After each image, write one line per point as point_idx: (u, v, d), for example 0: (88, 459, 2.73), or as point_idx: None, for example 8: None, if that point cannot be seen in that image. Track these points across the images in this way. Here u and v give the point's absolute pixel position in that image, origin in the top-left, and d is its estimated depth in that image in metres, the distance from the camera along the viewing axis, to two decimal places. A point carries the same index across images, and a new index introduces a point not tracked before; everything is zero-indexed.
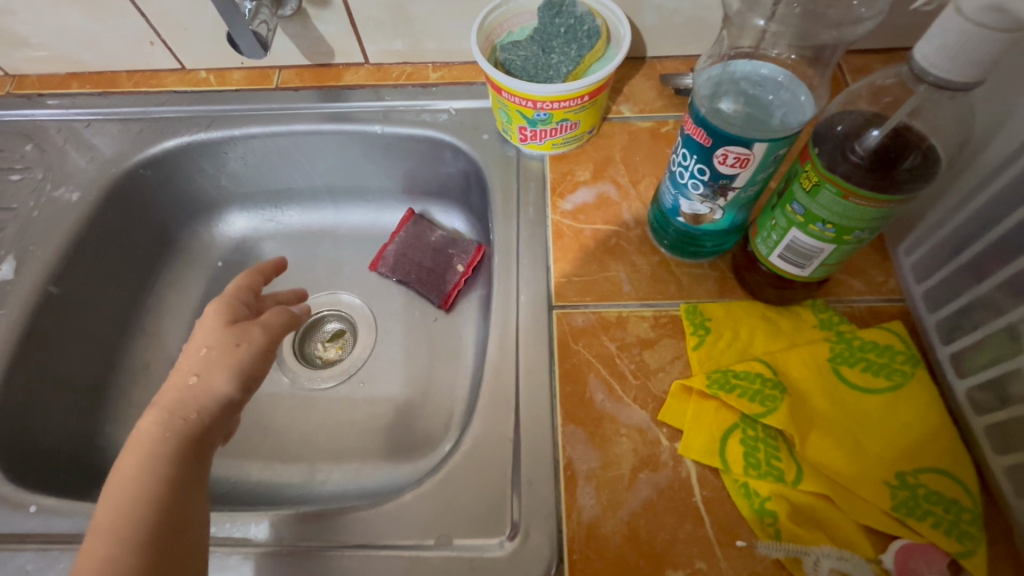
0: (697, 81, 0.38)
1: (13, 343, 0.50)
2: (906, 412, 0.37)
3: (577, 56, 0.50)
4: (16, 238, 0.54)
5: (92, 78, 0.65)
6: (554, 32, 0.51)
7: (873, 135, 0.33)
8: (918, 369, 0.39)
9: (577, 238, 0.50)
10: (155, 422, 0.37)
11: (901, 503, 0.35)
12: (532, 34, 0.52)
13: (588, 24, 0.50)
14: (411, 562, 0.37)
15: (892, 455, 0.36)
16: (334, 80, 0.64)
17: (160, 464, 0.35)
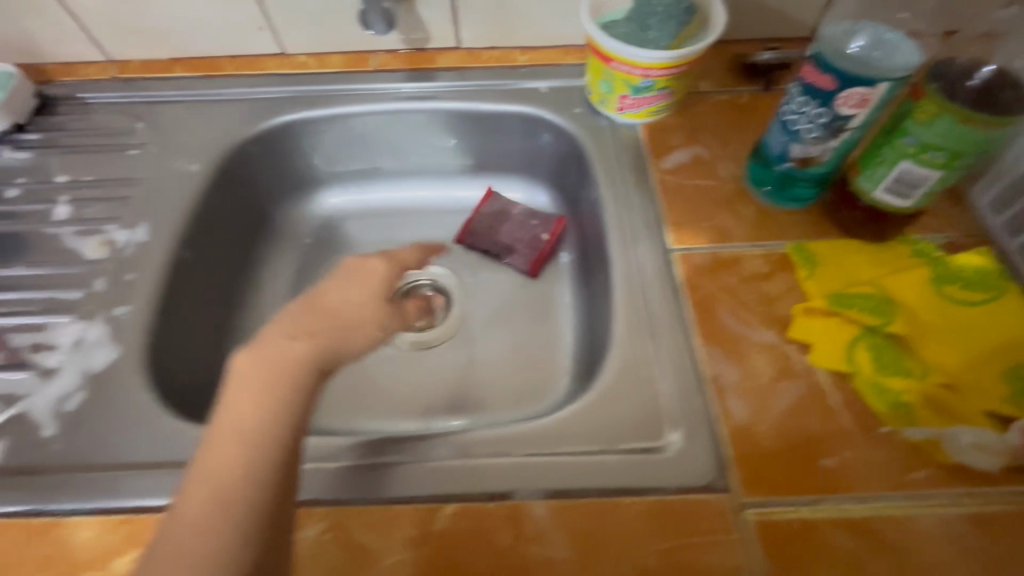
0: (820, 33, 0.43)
1: (157, 298, 0.51)
2: (1006, 318, 0.43)
3: (674, 31, 0.56)
4: (145, 204, 0.57)
5: (194, 63, 0.68)
6: (651, 11, 0.57)
7: (984, 71, 0.40)
8: (1008, 285, 0.45)
9: (682, 192, 0.56)
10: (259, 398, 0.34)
11: (1016, 389, 0.40)
12: (629, 14, 0.58)
13: (684, 3, 0.57)
14: (589, 462, 0.41)
15: (1006, 352, 0.42)
16: (429, 63, 0.68)
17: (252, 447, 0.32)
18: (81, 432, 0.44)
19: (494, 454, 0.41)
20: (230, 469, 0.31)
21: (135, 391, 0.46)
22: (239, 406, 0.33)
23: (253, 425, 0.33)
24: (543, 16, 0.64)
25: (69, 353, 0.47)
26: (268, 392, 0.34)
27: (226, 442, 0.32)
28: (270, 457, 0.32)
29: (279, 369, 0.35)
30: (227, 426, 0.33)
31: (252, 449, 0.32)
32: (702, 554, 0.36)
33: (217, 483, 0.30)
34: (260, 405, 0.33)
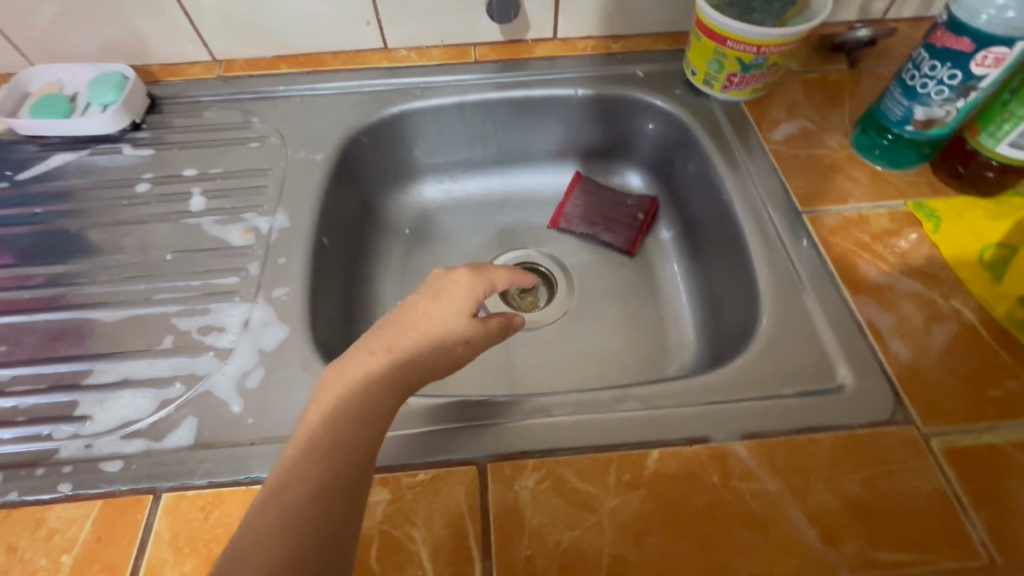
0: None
1: (308, 281, 0.53)
2: None
3: (779, 13, 0.60)
4: (280, 193, 0.58)
5: (299, 60, 0.70)
6: None
7: None
8: None
9: (797, 160, 0.59)
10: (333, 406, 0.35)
11: None
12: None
13: None
14: (772, 405, 0.43)
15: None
16: (526, 53, 0.71)
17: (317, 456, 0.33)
18: (268, 406, 0.44)
19: (681, 405, 0.43)
20: (308, 482, 0.32)
21: (311, 366, 0.47)
22: (311, 425, 0.35)
23: (322, 443, 0.34)
24: (642, 4, 0.68)
25: (241, 333, 0.48)
26: (344, 410, 0.35)
27: (297, 455, 0.33)
28: (345, 475, 0.33)
29: (346, 392, 0.36)
30: (301, 442, 0.34)
31: (321, 467, 0.33)
32: (904, 478, 0.39)
33: (281, 498, 0.31)
34: (336, 422, 0.35)
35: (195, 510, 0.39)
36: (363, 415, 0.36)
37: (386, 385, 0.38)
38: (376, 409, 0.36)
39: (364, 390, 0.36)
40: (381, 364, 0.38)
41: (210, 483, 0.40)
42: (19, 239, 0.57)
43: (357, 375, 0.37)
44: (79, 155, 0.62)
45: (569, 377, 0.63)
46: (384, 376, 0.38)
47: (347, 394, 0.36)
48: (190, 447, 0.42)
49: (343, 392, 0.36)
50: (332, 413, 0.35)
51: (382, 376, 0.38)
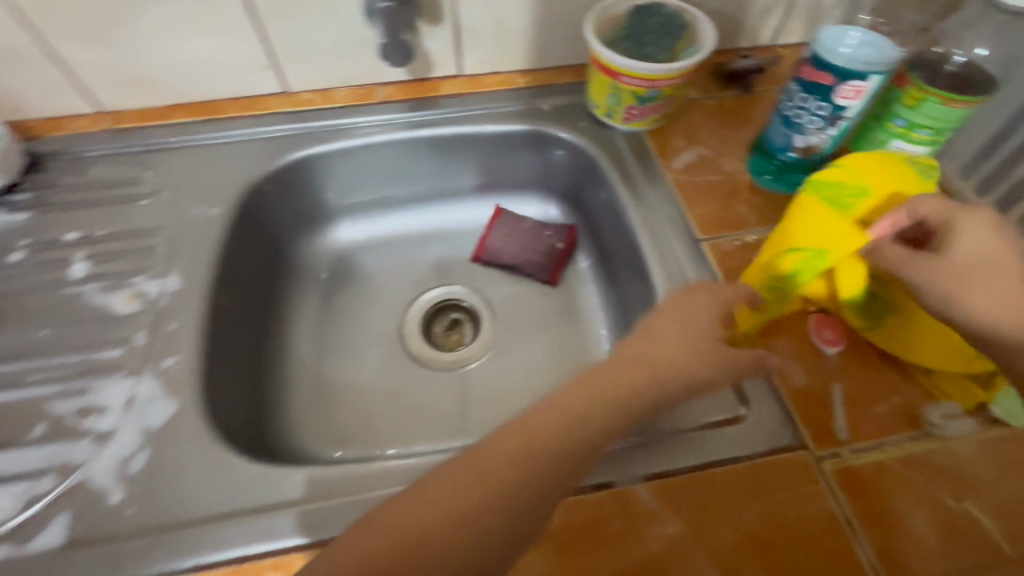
0: (820, 33, 0.50)
1: (200, 348, 0.49)
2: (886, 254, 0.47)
3: (670, 46, 0.61)
4: (173, 253, 0.55)
5: (195, 107, 0.67)
6: (646, 30, 0.62)
7: (957, 60, 0.47)
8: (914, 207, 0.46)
9: (696, 187, 0.61)
10: (555, 409, 0.39)
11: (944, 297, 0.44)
12: (626, 33, 0.63)
13: (677, 20, 0.62)
14: (675, 442, 0.43)
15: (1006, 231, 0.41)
16: (433, 91, 0.71)
17: (506, 469, 0.36)
18: (152, 493, 0.41)
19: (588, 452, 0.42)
20: (472, 483, 0.35)
21: (203, 442, 0.44)
22: (460, 463, 0.36)
23: (474, 486, 0.35)
24: (542, 40, 0.69)
25: (123, 413, 0.45)
26: (510, 456, 0.36)
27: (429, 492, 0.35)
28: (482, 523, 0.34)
29: (514, 437, 0.37)
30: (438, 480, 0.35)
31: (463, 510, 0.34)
32: (798, 506, 0.40)
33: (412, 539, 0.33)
34: (502, 468, 0.36)
35: None
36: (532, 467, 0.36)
37: (570, 433, 0.38)
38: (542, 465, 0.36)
39: (535, 441, 0.37)
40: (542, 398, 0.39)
41: None
42: None
43: (592, 386, 0.40)
44: None
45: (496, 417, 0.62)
46: (561, 436, 0.37)
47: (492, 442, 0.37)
48: (63, 549, 0.39)
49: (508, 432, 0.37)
50: (486, 459, 0.36)
51: (603, 410, 0.39)
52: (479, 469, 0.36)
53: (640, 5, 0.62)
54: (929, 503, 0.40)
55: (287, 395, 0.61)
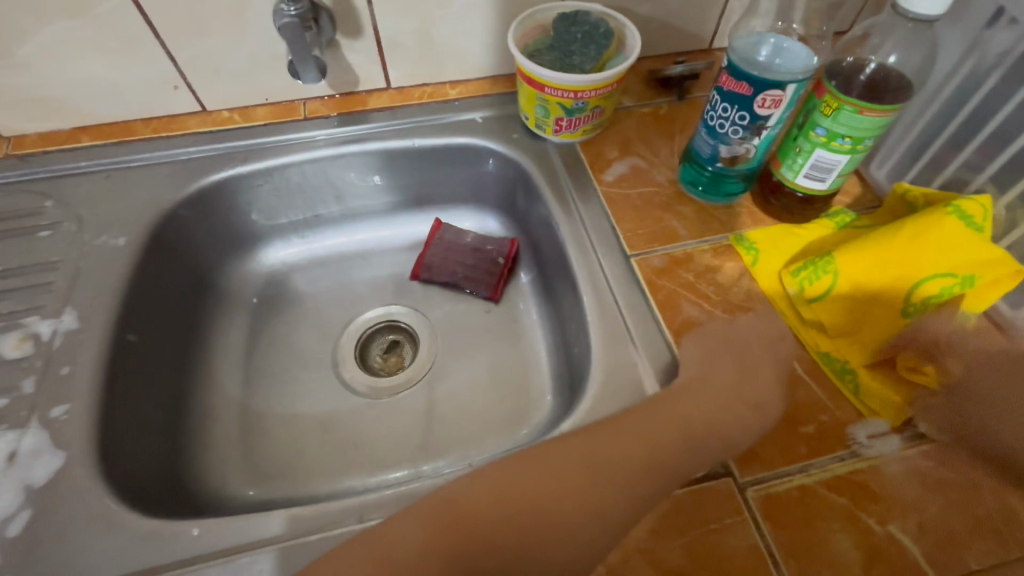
0: (737, 42, 0.50)
1: (96, 392, 0.46)
2: (865, 280, 0.46)
3: (596, 54, 0.59)
4: (71, 290, 0.52)
5: (104, 129, 0.63)
6: (571, 38, 0.60)
7: (871, 67, 0.47)
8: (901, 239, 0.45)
9: (628, 200, 0.59)
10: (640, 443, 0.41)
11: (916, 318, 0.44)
12: (551, 43, 0.61)
13: (603, 28, 0.60)
14: None
15: (956, 274, 0.43)
16: (360, 105, 0.68)
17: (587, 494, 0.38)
18: (32, 559, 0.38)
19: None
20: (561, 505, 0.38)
21: (92, 499, 0.41)
22: (523, 474, 0.39)
23: (522, 506, 0.38)
24: (469, 49, 0.66)
25: (3, 471, 0.42)
26: (568, 487, 0.39)
27: (477, 489, 0.39)
28: (514, 546, 0.37)
29: (585, 465, 0.40)
30: (495, 481, 0.39)
31: (505, 525, 0.37)
32: (720, 538, 0.39)
33: (450, 530, 0.37)
34: (559, 498, 0.38)
35: None
36: (578, 513, 0.38)
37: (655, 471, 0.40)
38: (584, 519, 0.38)
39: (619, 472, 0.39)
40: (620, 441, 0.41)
41: None
42: None
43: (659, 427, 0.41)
44: None
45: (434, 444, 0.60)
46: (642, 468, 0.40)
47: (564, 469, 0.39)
48: None
49: (579, 459, 0.40)
50: (547, 473, 0.39)
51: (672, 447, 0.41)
52: (528, 492, 0.38)
53: (563, 13, 0.60)
54: (852, 527, 0.39)
55: (210, 432, 0.58)
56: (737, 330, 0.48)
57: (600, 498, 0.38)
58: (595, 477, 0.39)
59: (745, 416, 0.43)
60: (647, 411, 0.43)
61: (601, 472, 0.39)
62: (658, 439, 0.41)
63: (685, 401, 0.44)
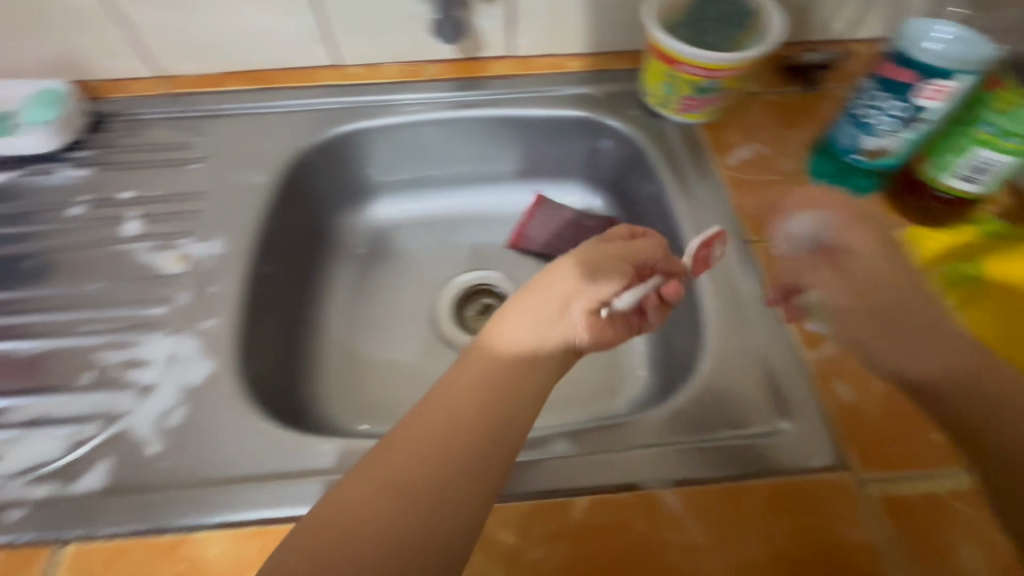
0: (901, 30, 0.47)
1: (240, 311, 0.51)
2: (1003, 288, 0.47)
3: (733, 35, 0.59)
4: (219, 217, 0.56)
5: (247, 76, 0.68)
6: (708, 17, 0.60)
7: None
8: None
9: (749, 187, 0.58)
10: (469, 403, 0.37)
11: None
12: (686, 20, 0.60)
13: (741, 6, 0.59)
14: (705, 452, 0.41)
15: None
16: (482, 72, 0.69)
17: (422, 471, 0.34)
18: (186, 449, 0.43)
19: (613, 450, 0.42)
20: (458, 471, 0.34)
21: (237, 404, 0.45)
22: (392, 447, 0.35)
23: (434, 490, 0.33)
24: (596, 23, 0.66)
25: (164, 368, 0.46)
26: (407, 466, 0.34)
27: (365, 480, 0.33)
28: (425, 533, 0.32)
29: (429, 442, 0.35)
30: (371, 475, 0.33)
31: (397, 522, 0.31)
32: (837, 529, 0.38)
33: (335, 544, 0.31)
34: (444, 470, 0.34)
35: (98, 562, 0.38)
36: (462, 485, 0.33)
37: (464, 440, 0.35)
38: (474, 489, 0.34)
39: (436, 441, 0.35)
40: (479, 382, 0.38)
41: (118, 533, 0.39)
42: None
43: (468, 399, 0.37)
44: (14, 174, 0.60)
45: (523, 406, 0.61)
46: (447, 446, 0.35)
47: (426, 440, 0.35)
48: (100, 492, 0.40)
49: (432, 429, 0.35)
50: (440, 446, 0.35)
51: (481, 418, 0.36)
52: (422, 471, 0.34)
53: None
54: (976, 535, 0.38)
55: (320, 366, 0.62)
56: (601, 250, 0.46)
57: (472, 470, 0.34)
58: (493, 418, 0.36)
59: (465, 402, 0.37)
60: (434, 387, 0.38)
61: (435, 447, 0.35)
62: (473, 387, 0.38)
63: (467, 369, 0.39)
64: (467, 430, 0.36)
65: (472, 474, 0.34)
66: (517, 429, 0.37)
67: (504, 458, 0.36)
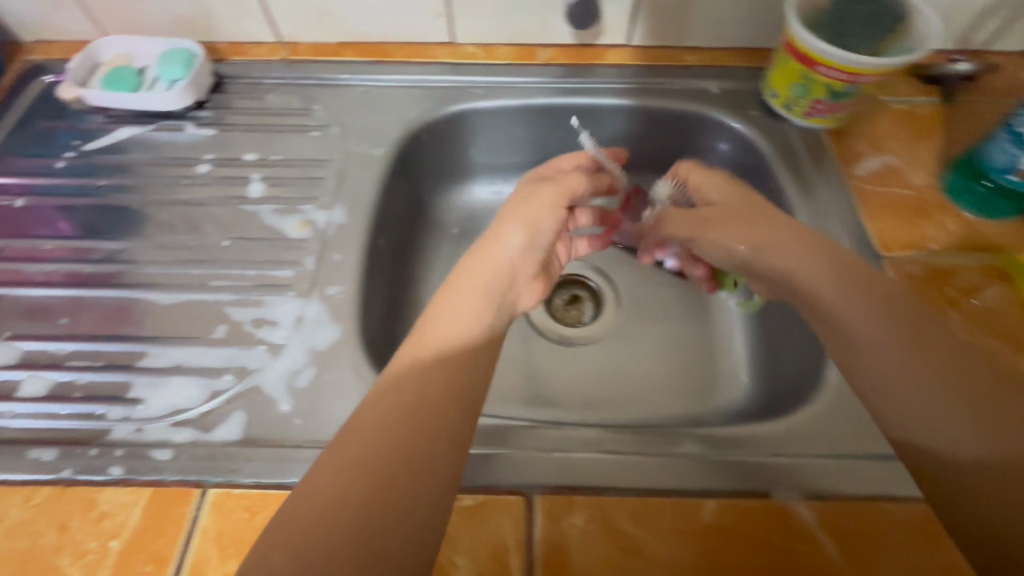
0: None
1: (362, 280, 0.51)
2: None
3: (878, 39, 0.56)
4: (338, 187, 0.57)
5: (365, 48, 0.68)
6: (853, 18, 0.57)
7: None
8: None
9: (881, 200, 0.56)
10: (382, 391, 0.37)
11: None
12: (828, 19, 0.57)
13: (894, 10, 0.56)
14: (840, 465, 0.41)
15: None
16: (597, 59, 0.68)
17: (386, 445, 0.34)
18: (316, 409, 0.44)
19: (743, 454, 0.42)
20: (413, 445, 0.34)
21: (361, 371, 0.46)
22: (350, 437, 0.35)
23: (395, 472, 0.33)
24: (722, 18, 0.65)
25: (293, 330, 0.48)
26: (370, 447, 0.34)
27: (342, 459, 0.34)
28: (389, 518, 0.32)
29: (382, 423, 0.35)
30: (337, 458, 0.34)
31: (363, 506, 0.31)
32: None
33: (324, 522, 0.31)
34: (400, 448, 0.34)
35: (241, 510, 0.38)
36: (421, 461, 0.34)
37: (427, 406, 0.37)
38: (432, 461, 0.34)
39: (402, 414, 0.36)
40: (429, 374, 0.38)
41: (257, 484, 0.40)
42: (80, 211, 0.57)
43: (418, 377, 0.38)
44: (144, 129, 0.62)
45: (615, 399, 0.60)
46: (401, 420, 0.35)
47: (394, 413, 0.35)
48: (237, 443, 0.42)
49: (396, 406, 0.36)
50: (389, 428, 0.35)
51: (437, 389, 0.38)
52: (392, 444, 0.34)
53: None
54: None
55: None
56: (532, 208, 0.50)
57: (423, 447, 0.35)
58: (444, 401, 0.37)
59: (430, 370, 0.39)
60: (396, 365, 0.39)
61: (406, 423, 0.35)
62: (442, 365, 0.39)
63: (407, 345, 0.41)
64: (432, 394, 0.37)
65: (443, 434, 0.36)
66: (480, 379, 0.40)
67: (470, 409, 0.38)
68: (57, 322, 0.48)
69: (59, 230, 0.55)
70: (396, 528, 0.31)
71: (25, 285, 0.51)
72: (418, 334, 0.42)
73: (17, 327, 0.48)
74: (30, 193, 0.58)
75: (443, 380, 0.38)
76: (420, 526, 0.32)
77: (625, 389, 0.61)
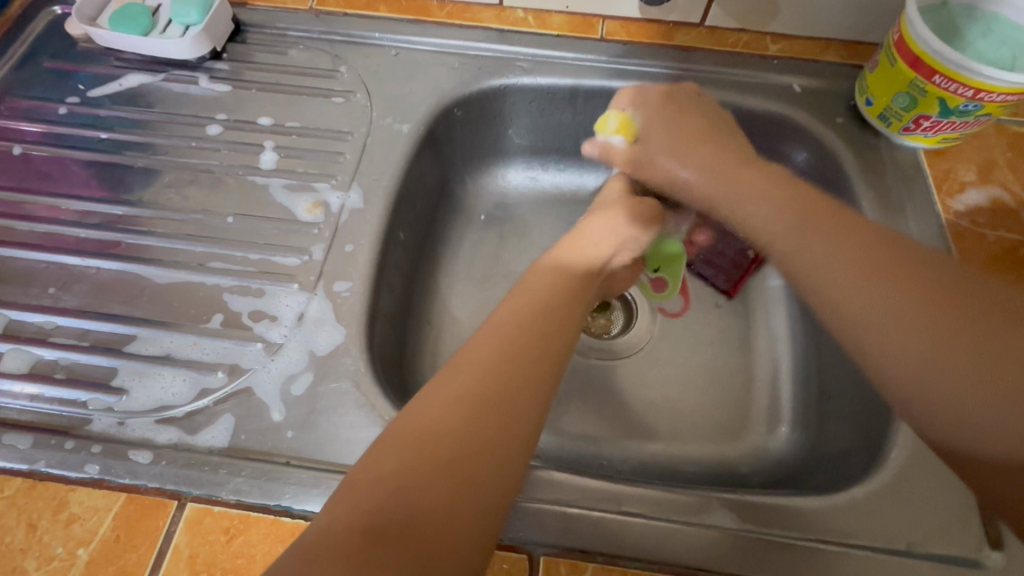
0: None
1: (373, 277, 0.46)
2: None
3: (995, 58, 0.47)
4: (358, 165, 0.52)
5: (401, 4, 0.60)
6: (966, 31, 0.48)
7: None
8: None
9: (981, 241, 0.48)
10: (494, 323, 0.37)
11: None
12: (942, 26, 0.49)
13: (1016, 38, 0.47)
14: (897, 562, 0.36)
15: None
16: (663, 37, 0.59)
17: (483, 385, 0.33)
18: (311, 422, 0.40)
19: (807, 540, 0.37)
20: (511, 382, 0.34)
21: (363, 383, 0.41)
22: (455, 369, 0.34)
23: (488, 408, 0.32)
24: (817, 2, 0.55)
25: (294, 328, 0.44)
26: (469, 379, 0.33)
27: (438, 396, 0.33)
28: (479, 457, 0.30)
29: (492, 362, 0.34)
30: (442, 391, 0.33)
31: (457, 439, 0.31)
32: None
33: (418, 449, 0.30)
34: (501, 386, 0.33)
35: (219, 532, 0.35)
36: (516, 403, 0.33)
37: (525, 352, 0.35)
38: (525, 404, 0.33)
39: (504, 355, 0.35)
40: (530, 320, 0.37)
41: (239, 502, 0.36)
42: (80, 166, 0.52)
43: (516, 324, 0.37)
44: (153, 78, 0.57)
45: (655, 421, 0.54)
46: (500, 361, 0.34)
47: (492, 362, 0.34)
48: (224, 452, 0.38)
49: (486, 356, 0.35)
50: (494, 366, 0.34)
51: (532, 336, 0.36)
52: (478, 391, 0.33)
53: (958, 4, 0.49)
54: None
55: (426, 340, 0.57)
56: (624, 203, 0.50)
57: (521, 387, 0.34)
58: (540, 346, 0.36)
59: (534, 311, 0.38)
60: (490, 321, 0.38)
61: (508, 363, 0.34)
62: (547, 316, 0.38)
63: (500, 306, 0.39)
64: (517, 349, 0.35)
65: (529, 393, 0.34)
66: (564, 355, 0.38)
67: (557, 370, 0.36)
68: (51, 291, 0.45)
69: (58, 187, 0.51)
70: (483, 467, 0.30)
71: (22, 247, 0.47)
72: (510, 297, 0.40)
73: (7, 293, 0.45)
74: (32, 140, 0.53)
75: (542, 320, 0.38)
76: (506, 468, 0.31)
77: (672, 410, 0.55)
